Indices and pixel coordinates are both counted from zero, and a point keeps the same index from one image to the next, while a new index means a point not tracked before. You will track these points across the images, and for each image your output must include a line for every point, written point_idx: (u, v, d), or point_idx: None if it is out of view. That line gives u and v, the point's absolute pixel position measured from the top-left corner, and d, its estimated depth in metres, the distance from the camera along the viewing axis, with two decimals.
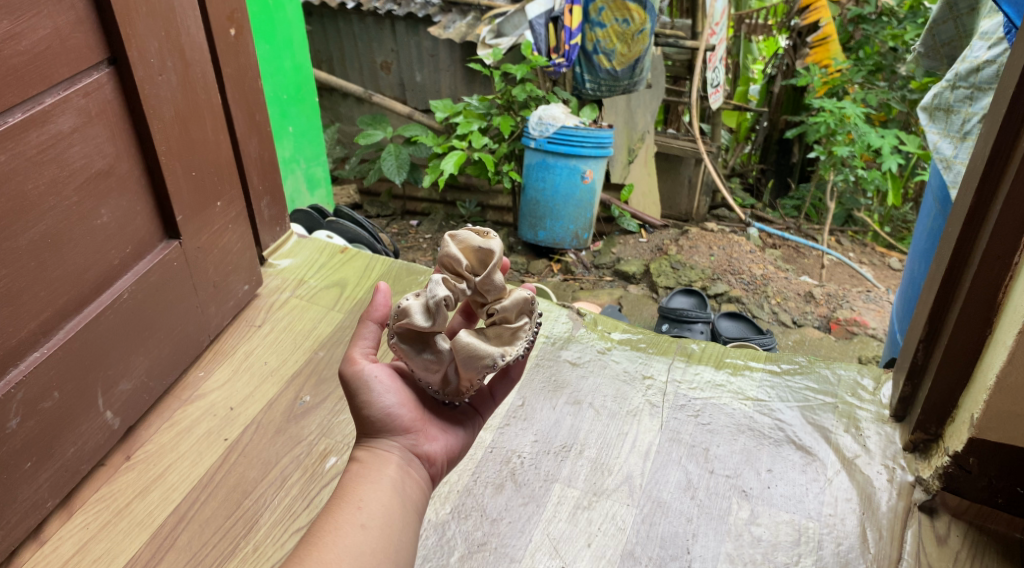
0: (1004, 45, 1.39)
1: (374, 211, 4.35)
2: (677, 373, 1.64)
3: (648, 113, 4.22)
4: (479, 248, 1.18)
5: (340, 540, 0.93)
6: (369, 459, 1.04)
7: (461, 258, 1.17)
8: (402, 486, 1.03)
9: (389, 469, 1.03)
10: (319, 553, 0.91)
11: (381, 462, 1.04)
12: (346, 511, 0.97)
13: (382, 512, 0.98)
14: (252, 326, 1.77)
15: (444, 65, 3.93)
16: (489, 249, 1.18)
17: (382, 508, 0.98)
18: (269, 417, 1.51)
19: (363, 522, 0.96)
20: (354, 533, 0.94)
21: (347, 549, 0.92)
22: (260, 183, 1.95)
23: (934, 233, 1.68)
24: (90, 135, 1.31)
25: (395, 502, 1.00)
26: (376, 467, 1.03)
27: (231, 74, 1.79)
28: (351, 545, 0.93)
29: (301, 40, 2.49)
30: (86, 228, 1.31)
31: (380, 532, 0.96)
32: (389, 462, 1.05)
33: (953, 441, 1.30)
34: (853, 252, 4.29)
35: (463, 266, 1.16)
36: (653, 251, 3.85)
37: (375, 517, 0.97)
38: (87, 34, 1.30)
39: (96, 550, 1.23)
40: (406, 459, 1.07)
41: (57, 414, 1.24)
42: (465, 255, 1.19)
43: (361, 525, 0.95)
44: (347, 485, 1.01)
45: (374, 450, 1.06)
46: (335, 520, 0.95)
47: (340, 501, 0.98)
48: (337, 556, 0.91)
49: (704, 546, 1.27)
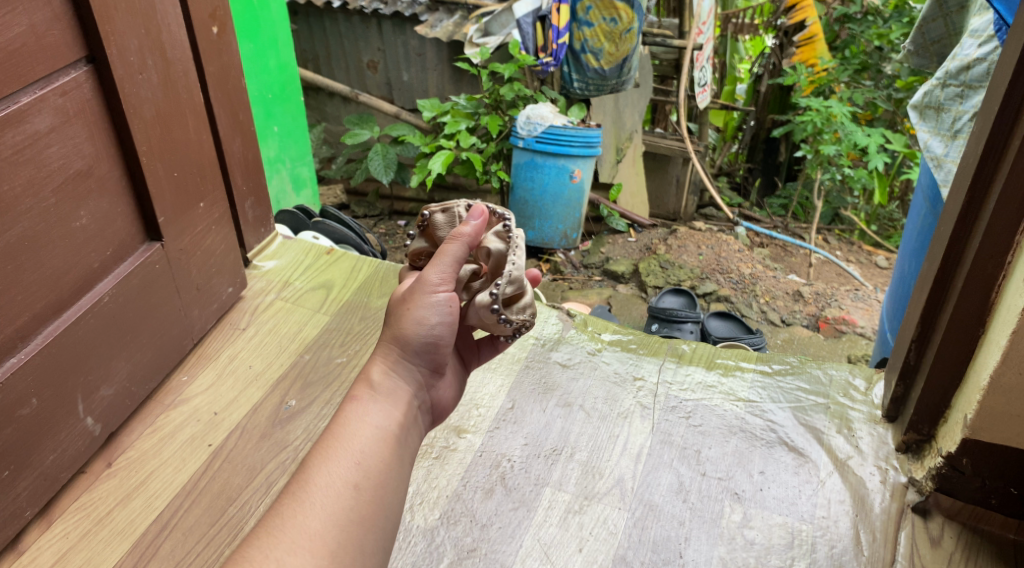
0: (993, 43, 1.38)
1: (360, 212, 4.32)
2: (669, 375, 1.63)
3: (636, 113, 4.25)
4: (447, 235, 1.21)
5: (329, 504, 0.88)
6: (381, 388, 1.02)
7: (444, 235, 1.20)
8: (403, 438, 0.99)
9: (396, 412, 1.00)
10: (303, 519, 0.86)
11: (393, 399, 1.01)
12: (341, 464, 0.91)
13: (379, 471, 0.93)
14: (236, 330, 1.73)
15: (431, 65, 3.90)
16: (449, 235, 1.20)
17: (379, 466, 0.93)
18: (254, 422, 1.48)
19: (356, 482, 0.91)
20: (345, 494, 0.89)
21: (334, 515, 0.87)
22: (244, 183, 1.92)
23: (924, 232, 1.69)
24: (68, 135, 1.28)
25: (394, 457, 0.96)
26: (385, 404, 1.00)
27: (213, 74, 1.76)
28: (338, 510, 0.88)
29: (285, 39, 2.46)
30: (65, 231, 1.28)
31: (371, 494, 0.91)
32: (400, 400, 1.02)
33: (946, 443, 1.30)
34: (840, 251, 4.30)
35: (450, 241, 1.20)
36: (642, 251, 3.83)
37: (370, 475, 0.92)
38: (64, 32, 1.26)
39: (76, 560, 1.20)
40: (417, 399, 1.06)
41: (35, 421, 1.20)
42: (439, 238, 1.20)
43: (353, 484, 0.90)
44: (351, 423, 0.96)
45: (391, 376, 1.03)
46: (326, 473, 0.90)
47: (336, 444, 0.93)
48: (321, 524, 0.86)
49: (696, 550, 1.25)
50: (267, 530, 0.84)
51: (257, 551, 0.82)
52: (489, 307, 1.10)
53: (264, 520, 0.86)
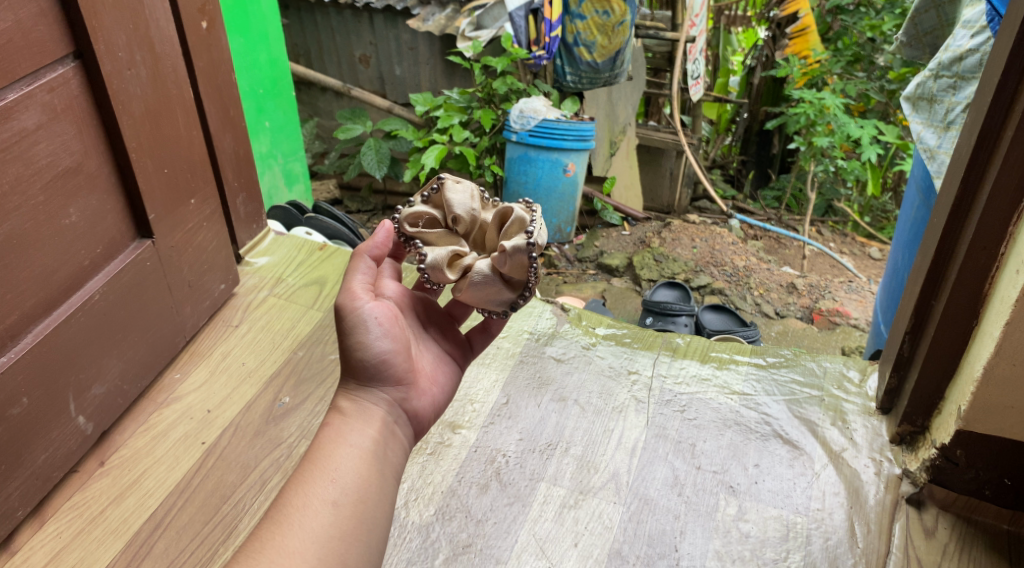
0: (987, 34, 1.38)
1: (354, 207, 4.28)
2: (663, 368, 1.62)
3: (629, 106, 4.27)
4: (434, 212, 1.24)
5: (309, 522, 0.88)
6: (351, 412, 1.01)
7: (435, 211, 1.23)
8: (381, 452, 0.99)
9: (370, 430, 0.99)
10: (282, 540, 0.86)
11: (365, 418, 1.01)
12: (318, 485, 0.91)
13: (356, 487, 0.93)
14: (229, 327, 1.72)
15: (423, 59, 3.88)
16: (436, 212, 1.23)
17: (357, 482, 0.93)
18: (247, 420, 1.47)
19: (334, 498, 0.90)
20: (324, 512, 0.89)
21: (314, 532, 0.87)
22: (235, 180, 1.90)
23: (917, 224, 1.70)
24: (56, 132, 1.27)
25: (373, 472, 0.95)
26: (359, 423, 1.00)
27: (203, 69, 1.74)
28: (318, 528, 0.88)
29: (276, 33, 2.43)
30: (54, 228, 1.26)
31: (351, 508, 0.91)
32: (373, 418, 1.01)
33: (939, 434, 1.30)
34: (833, 243, 4.33)
35: (441, 215, 1.23)
36: (636, 244, 3.83)
37: (349, 493, 0.92)
38: (50, 27, 1.25)
39: (68, 559, 1.19)
40: (392, 415, 1.04)
41: (27, 421, 1.19)
42: (429, 214, 1.23)
43: (332, 502, 0.90)
44: (327, 445, 0.96)
45: (358, 402, 1.02)
46: (304, 495, 0.90)
47: (310, 467, 0.93)
48: (301, 542, 0.86)
49: (691, 544, 1.25)
50: (246, 554, 0.84)
51: None
52: (523, 247, 1.11)
53: (245, 545, 0.85)
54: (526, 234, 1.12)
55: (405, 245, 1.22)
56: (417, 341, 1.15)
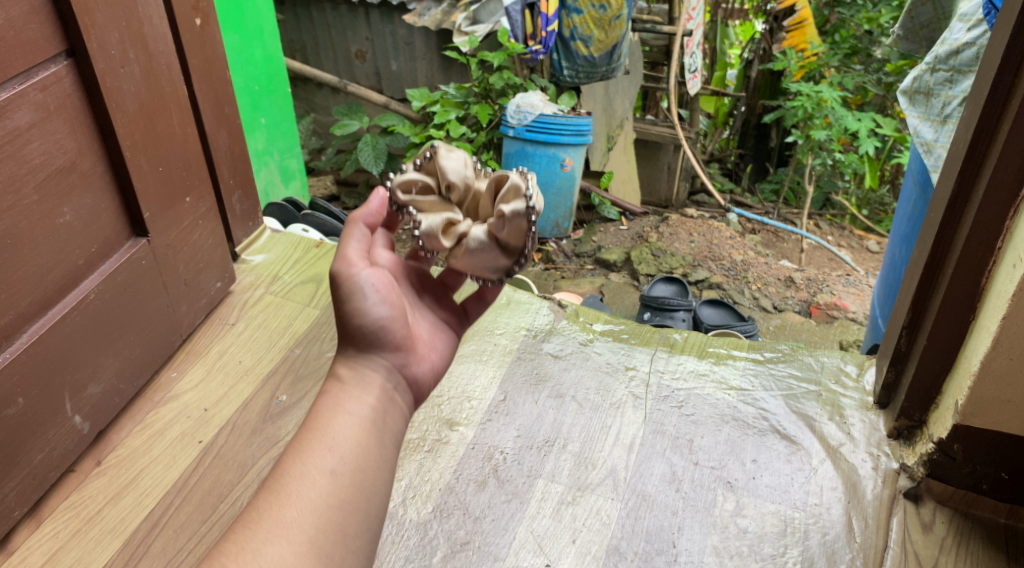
0: (982, 27, 1.37)
1: (351, 203, 4.27)
2: (660, 364, 1.62)
3: (626, 99, 4.24)
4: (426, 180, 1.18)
5: (306, 490, 0.88)
6: (350, 379, 1.01)
7: (428, 179, 1.18)
8: (380, 420, 0.98)
9: (368, 397, 0.99)
10: (279, 511, 0.85)
11: (363, 386, 1.00)
12: (316, 453, 0.91)
13: (354, 455, 0.92)
14: (226, 325, 1.72)
15: (420, 54, 3.87)
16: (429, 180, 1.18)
17: (355, 449, 0.93)
18: (244, 418, 1.47)
19: (333, 467, 0.90)
20: (321, 480, 0.89)
21: (312, 502, 0.87)
22: (231, 177, 1.90)
23: (914, 218, 1.70)
24: (49, 130, 1.26)
25: (372, 441, 0.95)
26: (357, 390, 0.99)
27: (197, 66, 1.73)
28: (316, 497, 0.87)
29: (271, 29, 2.42)
30: (48, 227, 1.26)
31: (350, 477, 0.91)
32: (371, 385, 1.01)
33: (937, 429, 1.30)
34: (831, 236, 4.33)
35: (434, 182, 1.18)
36: (634, 238, 3.82)
37: (347, 461, 0.92)
38: (43, 25, 1.24)
39: (66, 559, 1.19)
40: (392, 382, 1.04)
41: (23, 421, 1.19)
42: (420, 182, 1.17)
43: (328, 471, 0.90)
44: (325, 413, 0.96)
45: (357, 369, 1.02)
46: (302, 464, 0.90)
47: (308, 436, 0.93)
48: (299, 512, 0.86)
49: (689, 539, 1.25)
50: (243, 526, 0.84)
51: (235, 550, 0.81)
52: (523, 213, 1.08)
53: (241, 516, 0.85)
54: (525, 199, 1.09)
55: (398, 214, 1.18)
56: (414, 307, 1.14)
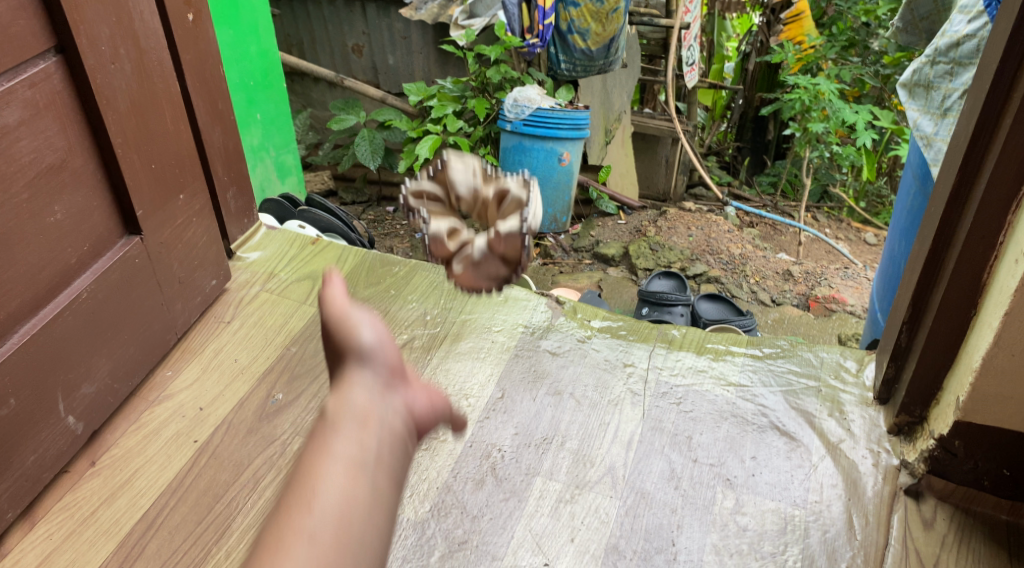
0: (983, 19, 1.36)
1: (349, 199, 4.28)
2: (658, 361, 1.61)
3: (625, 93, 4.20)
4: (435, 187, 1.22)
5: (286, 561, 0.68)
6: (338, 418, 0.83)
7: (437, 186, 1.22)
8: (373, 459, 0.80)
9: (360, 435, 0.81)
10: None
11: (355, 424, 0.82)
12: (298, 512, 0.72)
13: (344, 504, 0.74)
14: (221, 323, 1.71)
15: (416, 48, 3.86)
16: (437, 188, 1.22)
17: (344, 496, 0.75)
18: (240, 417, 1.45)
19: (316, 525, 0.72)
20: (304, 544, 0.70)
21: None
22: (225, 174, 1.88)
23: (913, 212, 1.69)
24: (39, 128, 1.24)
25: (364, 485, 0.77)
26: (346, 429, 0.82)
27: (190, 61, 1.71)
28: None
29: (266, 24, 2.40)
30: (39, 226, 1.24)
31: (338, 532, 0.72)
32: (365, 421, 0.83)
33: (938, 425, 1.30)
34: (829, 228, 4.32)
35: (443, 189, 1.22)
36: (632, 233, 3.81)
37: (335, 515, 0.73)
38: (31, 21, 1.22)
39: (59, 561, 1.18)
40: (391, 417, 0.86)
41: (14, 423, 1.18)
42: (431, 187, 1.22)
43: (313, 532, 0.71)
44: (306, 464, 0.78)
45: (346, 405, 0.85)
46: (280, 531, 0.71)
47: (290, 494, 0.75)
48: None
49: (689, 538, 1.25)
50: None
51: None
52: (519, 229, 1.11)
53: None
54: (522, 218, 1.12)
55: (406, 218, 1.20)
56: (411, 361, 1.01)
